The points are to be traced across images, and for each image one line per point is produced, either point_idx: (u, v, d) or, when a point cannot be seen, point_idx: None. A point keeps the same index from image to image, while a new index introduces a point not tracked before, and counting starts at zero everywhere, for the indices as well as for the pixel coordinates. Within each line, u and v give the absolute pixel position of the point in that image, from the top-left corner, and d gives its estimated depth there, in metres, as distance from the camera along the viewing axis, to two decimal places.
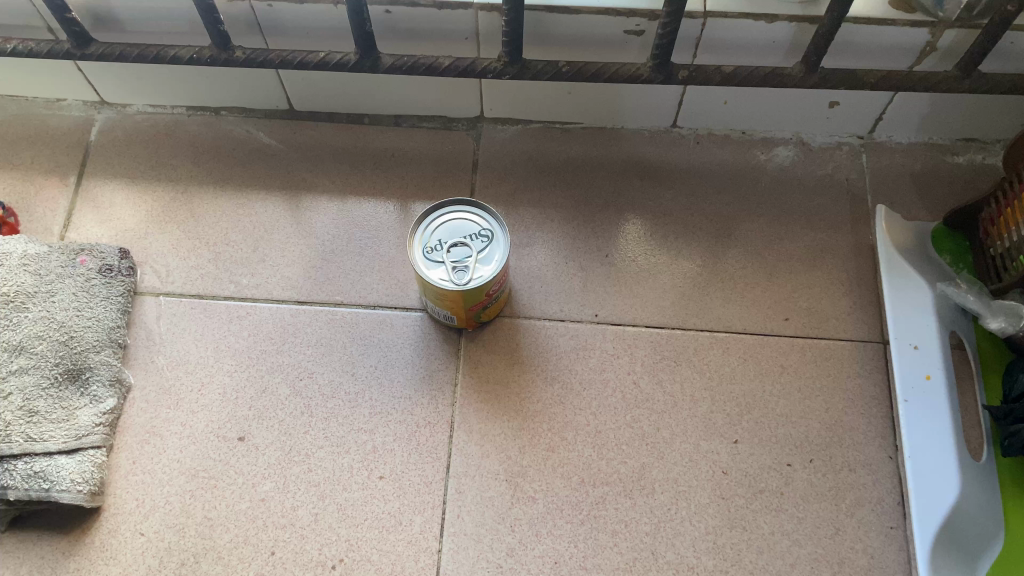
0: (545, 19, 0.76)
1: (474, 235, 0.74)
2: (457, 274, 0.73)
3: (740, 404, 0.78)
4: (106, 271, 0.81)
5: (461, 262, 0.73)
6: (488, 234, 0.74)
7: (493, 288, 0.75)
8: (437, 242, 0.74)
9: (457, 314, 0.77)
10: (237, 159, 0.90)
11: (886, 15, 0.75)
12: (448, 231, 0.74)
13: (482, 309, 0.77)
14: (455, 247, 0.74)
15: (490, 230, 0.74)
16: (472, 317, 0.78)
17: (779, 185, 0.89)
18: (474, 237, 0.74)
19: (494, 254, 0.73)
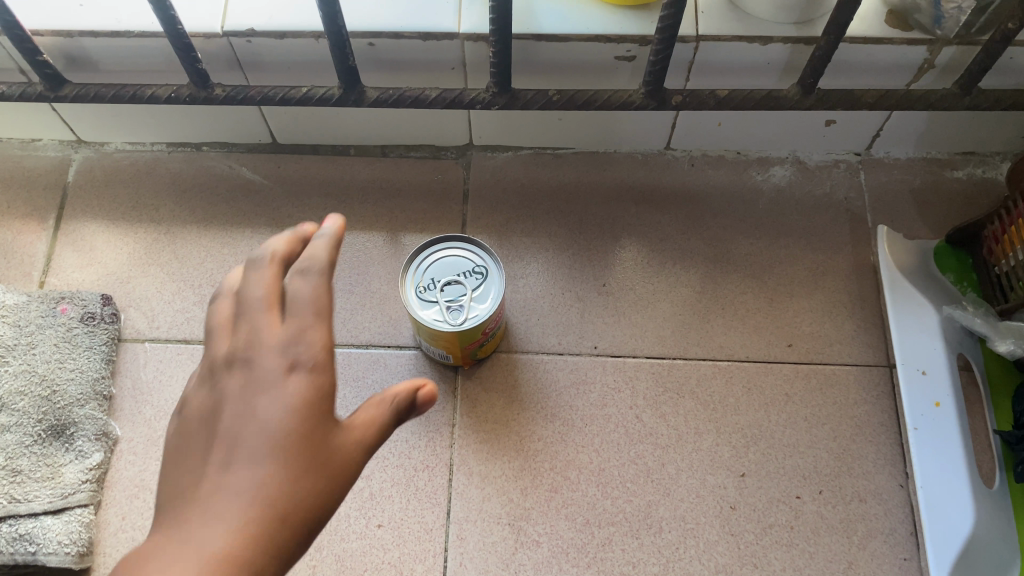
0: (533, 48, 0.74)
1: (468, 272, 0.72)
2: (452, 313, 0.71)
3: (745, 435, 0.76)
4: (88, 319, 0.78)
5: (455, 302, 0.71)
6: (483, 270, 0.72)
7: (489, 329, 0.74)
8: (431, 278, 0.71)
9: (454, 353, 0.75)
10: (220, 196, 0.87)
11: (884, 34, 0.72)
12: (439, 267, 0.72)
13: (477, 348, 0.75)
14: (448, 285, 0.71)
15: (484, 266, 0.72)
16: (469, 354, 0.76)
17: (777, 207, 0.87)
18: (468, 274, 0.72)
19: (489, 291, 0.71)
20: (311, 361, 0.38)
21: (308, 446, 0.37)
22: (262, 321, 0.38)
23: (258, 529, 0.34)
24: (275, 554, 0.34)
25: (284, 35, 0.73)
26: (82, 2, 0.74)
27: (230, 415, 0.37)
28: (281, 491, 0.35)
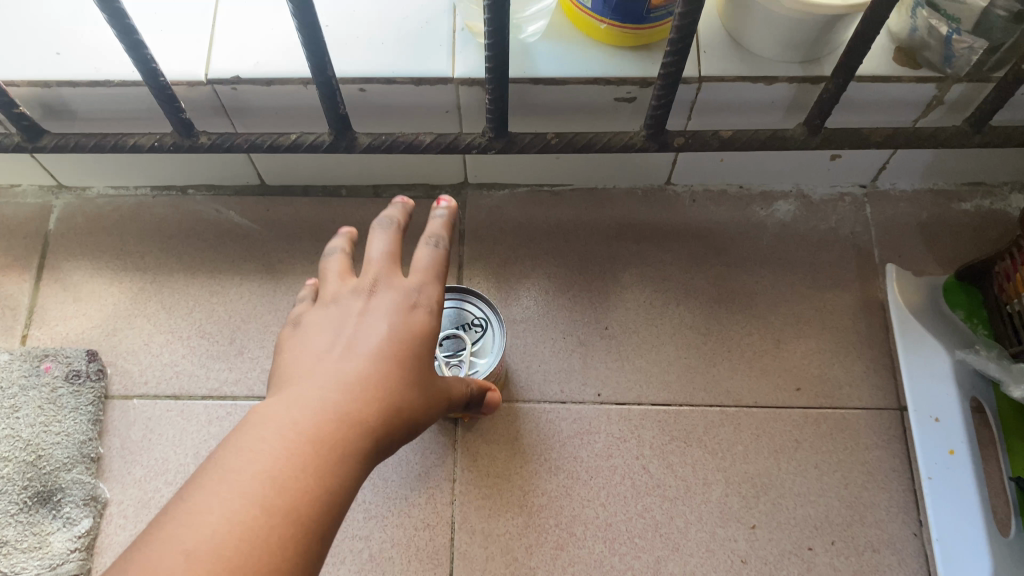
0: (530, 91, 0.72)
1: (468, 324, 0.70)
2: (451, 368, 0.68)
3: (755, 485, 0.74)
4: (73, 378, 0.76)
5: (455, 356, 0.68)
6: (483, 322, 0.70)
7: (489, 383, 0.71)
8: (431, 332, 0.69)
9: None
10: (208, 242, 0.84)
11: (893, 72, 0.70)
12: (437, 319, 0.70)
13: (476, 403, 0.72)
14: (447, 339, 0.69)
15: (485, 318, 0.70)
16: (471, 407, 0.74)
17: (782, 243, 0.84)
18: (467, 326, 0.70)
19: (490, 344, 0.69)
20: (430, 307, 0.54)
21: (415, 364, 0.50)
22: (398, 275, 0.55)
23: (359, 415, 0.45)
24: (377, 426, 0.46)
25: (270, 82, 0.70)
26: (58, 51, 0.70)
27: (348, 319, 0.52)
28: (391, 390, 0.47)
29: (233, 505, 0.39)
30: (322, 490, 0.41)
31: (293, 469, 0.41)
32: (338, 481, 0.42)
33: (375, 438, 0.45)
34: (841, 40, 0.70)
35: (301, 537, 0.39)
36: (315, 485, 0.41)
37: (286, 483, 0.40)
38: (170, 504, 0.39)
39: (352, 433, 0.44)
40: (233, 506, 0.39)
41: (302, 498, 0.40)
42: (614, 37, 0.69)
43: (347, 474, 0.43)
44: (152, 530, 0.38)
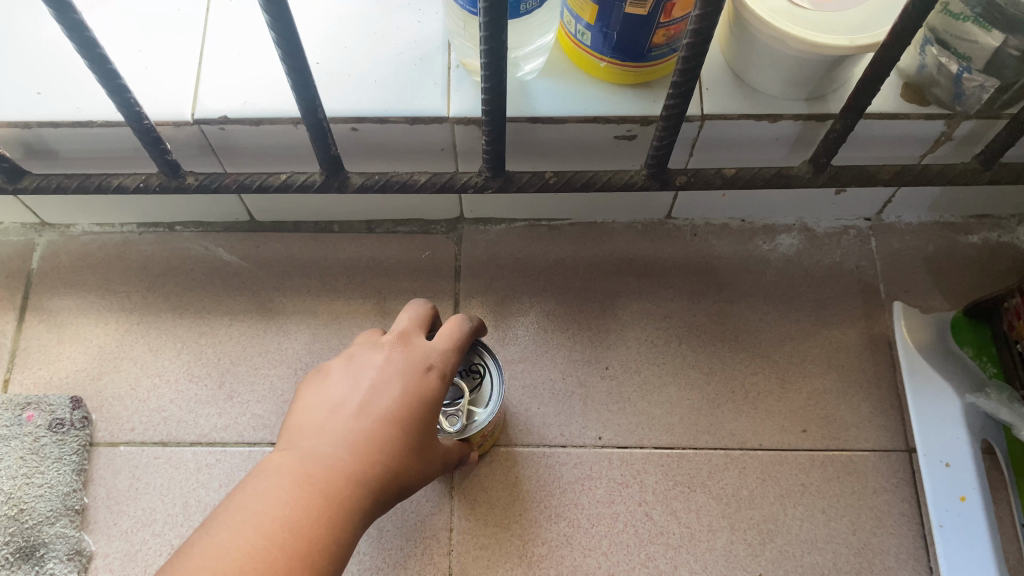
0: (528, 130, 0.69)
1: (464, 370, 0.66)
2: (451, 420, 0.64)
3: (761, 532, 0.72)
4: (56, 426, 0.73)
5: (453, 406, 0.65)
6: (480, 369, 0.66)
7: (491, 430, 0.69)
8: None
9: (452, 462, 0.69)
10: (197, 281, 0.82)
11: (900, 109, 0.68)
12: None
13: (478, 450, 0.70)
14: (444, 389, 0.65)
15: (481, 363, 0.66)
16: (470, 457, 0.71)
17: (786, 278, 0.82)
18: (464, 373, 0.66)
19: (488, 392, 0.66)
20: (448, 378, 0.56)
21: (421, 423, 0.53)
22: (419, 340, 0.58)
23: (362, 473, 0.49)
24: (377, 485, 0.50)
25: (259, 122, 0.67)
26: (38, 90, 0.68)
27: (364, 376, 0.54)
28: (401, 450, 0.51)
29: (240, 556, 0.44)
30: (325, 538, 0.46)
31: (297, 528, 0.46)
32: (339, 534, 0.47)
33: (378, 495, 0.50)
34: (857, 74, 0.68)
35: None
36: (315, 543, 0.46)
37: (298, 527, 0.46)
38: (203, 530, 0.46)
39: (354, 491, 0.48)
40: (238, 561, 0.44)
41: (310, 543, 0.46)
42: (614, 75, 0.67)
43: (346, 530, 0.48)
44: (189, 547, 0.45)
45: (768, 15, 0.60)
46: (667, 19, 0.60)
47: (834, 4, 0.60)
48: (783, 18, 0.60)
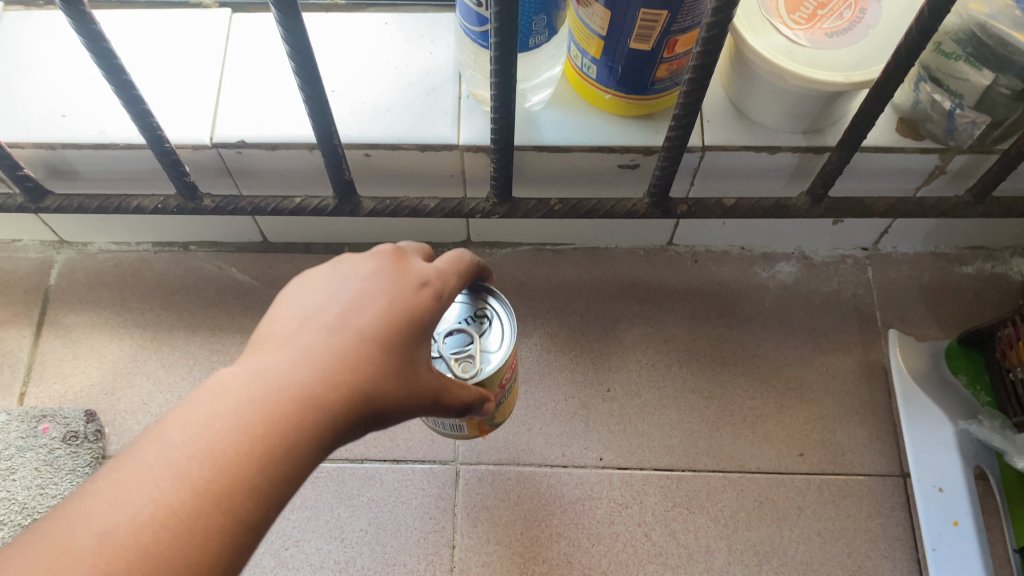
0: (534, 158, 0.72)
1: (468, 316, 0.55)
2: (460, 366, 0.53)
3: (758, 553, 0.74)
4: (71, 439, 0.74)
5: (463, 351, 0.53)
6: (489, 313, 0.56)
7: (503, 376, 0.57)
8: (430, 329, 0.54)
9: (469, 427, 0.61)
10: (209, 299, 0.84)
11: (895, 143, 0.70)
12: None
13: (497, 410, 0.62)
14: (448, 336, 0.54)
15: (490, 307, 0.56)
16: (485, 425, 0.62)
17: (785, 305, 0.84)
18: (468, 318, 0.55)
19: (500, 335, 0.55)
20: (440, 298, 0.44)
21: (404, 350, 0.41)
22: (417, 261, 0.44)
23: (318, 403, 0.37)
24: (336, 420, 0.38)
25: (276, 147, 0.70)
26: (63, 113, 0.71)
27: (342, 283, 0.41)
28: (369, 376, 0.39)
29: (145, 499, 0.33)
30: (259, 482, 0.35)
31: (222, 464, 0.35)
32: (279, 476, 0.36)
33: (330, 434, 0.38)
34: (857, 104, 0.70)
35: (227, 530, 0.34)
36: (247, 484, 0.35)
37: (224, 464, 0.35)
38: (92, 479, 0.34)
39: (306, 423, 0.37)
40: (134, 509, 0.33)
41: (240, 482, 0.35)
42: (619, 107, 0.70)
43: (290, 471, 0.37)
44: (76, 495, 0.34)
45: (769, 51, 0.63)
46: (670, 54, 0.63)
47: (831, 42, 0.63)
48: (782, 55, 0.62)
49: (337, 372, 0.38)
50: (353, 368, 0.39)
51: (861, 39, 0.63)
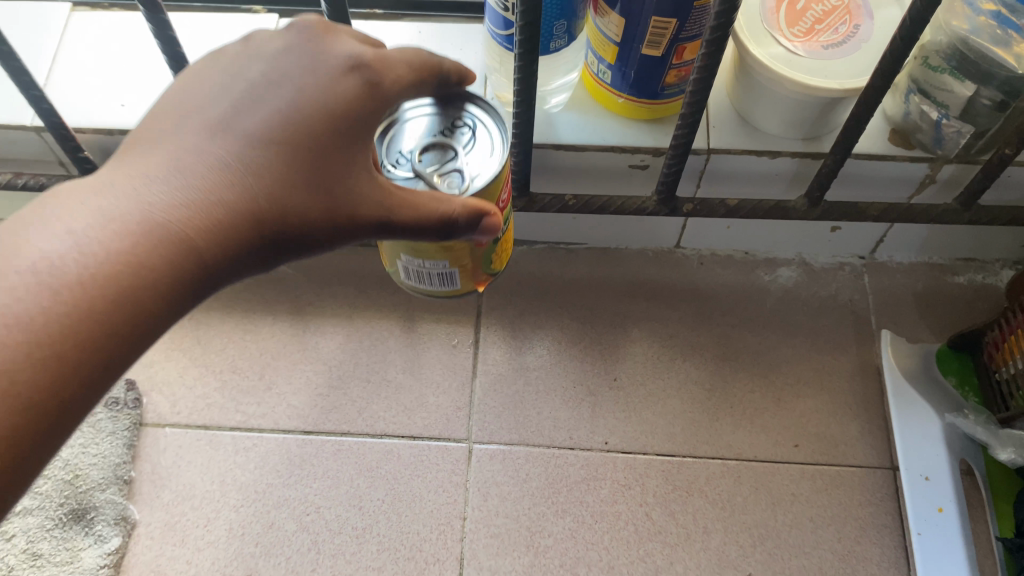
0: (552, 156, 0.78)
1: (449, 128, 0.50)
2: (446, 181, 0.48)
3: (752, 535, 0.78)
4: (112, 404, 0.81)
5: (446, 170, 0.48)
6: (472, 124, 0.50)
7: (502, 193, 0.51)
8: (403, 147, 0.48)
9: (463, 277, 0.56)
10: (245, 283, 0.90)
11: (886, 151, 0.76)
12: (400, 133, 0.49)
13: (489, 259, 0.56)
14: (426, 152, 0.49)
15: (473, 118, 0.50)
16: (482, 275, 0.57)
17: (784, 307, 0.89)
18: (449, 131, 0.49)
19: (488, 143, 0.49)
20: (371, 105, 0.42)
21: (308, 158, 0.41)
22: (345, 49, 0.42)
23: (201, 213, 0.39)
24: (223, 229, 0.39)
25: None
26: (122, 102, 0.77)
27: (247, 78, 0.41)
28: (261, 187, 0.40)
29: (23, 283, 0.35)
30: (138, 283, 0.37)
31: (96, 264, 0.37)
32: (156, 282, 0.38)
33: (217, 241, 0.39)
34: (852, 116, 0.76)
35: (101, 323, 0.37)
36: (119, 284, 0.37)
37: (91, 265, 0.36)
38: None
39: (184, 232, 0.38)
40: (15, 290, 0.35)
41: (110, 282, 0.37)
42: (631, 111, 0.75)
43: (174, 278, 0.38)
44: None
45: (769, 60, 0.68)
46: (678, 61, 0.69)
47: (827, 54, 0.68)
48: (781, 62, 0.68)
49: (225, 169, 0.39)
50: (245, 163, 0.40)
51: (854, 52, 0.68)
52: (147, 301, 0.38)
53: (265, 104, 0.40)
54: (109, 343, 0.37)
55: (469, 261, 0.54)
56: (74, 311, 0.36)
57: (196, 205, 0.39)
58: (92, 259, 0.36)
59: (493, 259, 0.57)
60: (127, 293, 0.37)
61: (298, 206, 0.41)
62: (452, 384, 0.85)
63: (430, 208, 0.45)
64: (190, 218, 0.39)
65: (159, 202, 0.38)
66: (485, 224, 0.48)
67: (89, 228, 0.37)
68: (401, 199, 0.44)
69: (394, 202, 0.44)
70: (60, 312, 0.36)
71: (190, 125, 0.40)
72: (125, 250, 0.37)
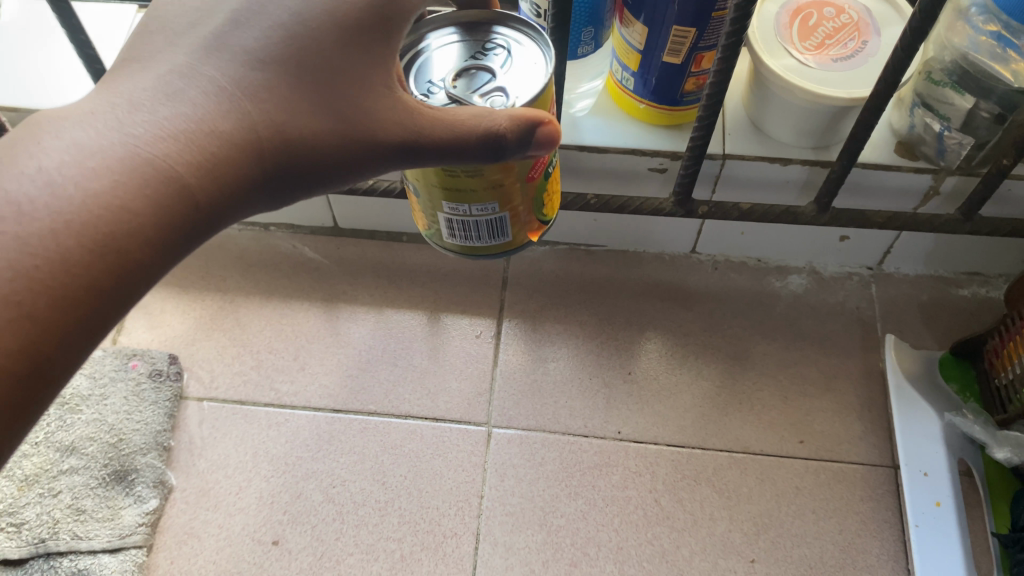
0: (576, 157, 0.83)
1: (482, 53, 0.53)
2: (488, 97, 0.50)
3: (757, 524, 0.81)
4: (155, 376, 0.86)
5: (489, 90, 0.50)
6: (502, 47, 0.53)
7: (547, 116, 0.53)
8: (441, 77, 0.52)
9: (519, 227, 0.58)
10: (284, 272, 0.96)
11: (892, 161, 0.80)
12: (441, 67, 0.52)
13: (539, 201, 0.58)
14: (463, 78, 0.52)
15: (501, 43, 0.53)
16: (535, 218, 0.59)
17: (793, 312, 0.93)
18: (482, 56, 0.52)
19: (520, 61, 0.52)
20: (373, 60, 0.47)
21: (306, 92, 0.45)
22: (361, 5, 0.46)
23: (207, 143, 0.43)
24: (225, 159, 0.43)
25: None
26: None
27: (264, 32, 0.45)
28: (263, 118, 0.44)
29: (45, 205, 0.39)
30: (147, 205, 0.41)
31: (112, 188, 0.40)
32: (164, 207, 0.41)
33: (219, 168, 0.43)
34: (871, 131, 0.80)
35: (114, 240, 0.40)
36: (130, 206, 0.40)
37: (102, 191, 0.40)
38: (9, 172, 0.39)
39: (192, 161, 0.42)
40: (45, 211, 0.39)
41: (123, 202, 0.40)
42: (651, 116, 0.81)
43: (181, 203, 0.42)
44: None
45: (782, 70, 0.73)
46: (696, 69, 0.73)
47: (836, 65, 0.73)
48: (793, 73, 0.73)
49: (221, 93, 0.44)
50: (241, 86, 0.44)
51: (861, 64, 0.73)
52: (140, 226, 0.40)
53: (264, 20, 0.45)
54: (103, 271, 0.40)
55: (518, 202, 0.56)
56: (71, 231, 0.39)
57: (191, 130, 0.43)
58: (89, 180, 0.40)
59: (540, 206, 0.59)
60: (121, 213, 0.40)
61: (302, 129, 0.45)
62: (474, 371, 0.89)
63: (471, 123, 0.46)
64: (186, 146, 0.42)
65: (158, 126, 0.42)
66: (542, 136, 0.47)
67: (93, 149, 0.40)
68: (428, 116, 0.47)
69: (420, 123, 0.47)
70: (56, 232, 0.39)
71: (195, 46, 0.45)
72: (122, 172, 0.40)
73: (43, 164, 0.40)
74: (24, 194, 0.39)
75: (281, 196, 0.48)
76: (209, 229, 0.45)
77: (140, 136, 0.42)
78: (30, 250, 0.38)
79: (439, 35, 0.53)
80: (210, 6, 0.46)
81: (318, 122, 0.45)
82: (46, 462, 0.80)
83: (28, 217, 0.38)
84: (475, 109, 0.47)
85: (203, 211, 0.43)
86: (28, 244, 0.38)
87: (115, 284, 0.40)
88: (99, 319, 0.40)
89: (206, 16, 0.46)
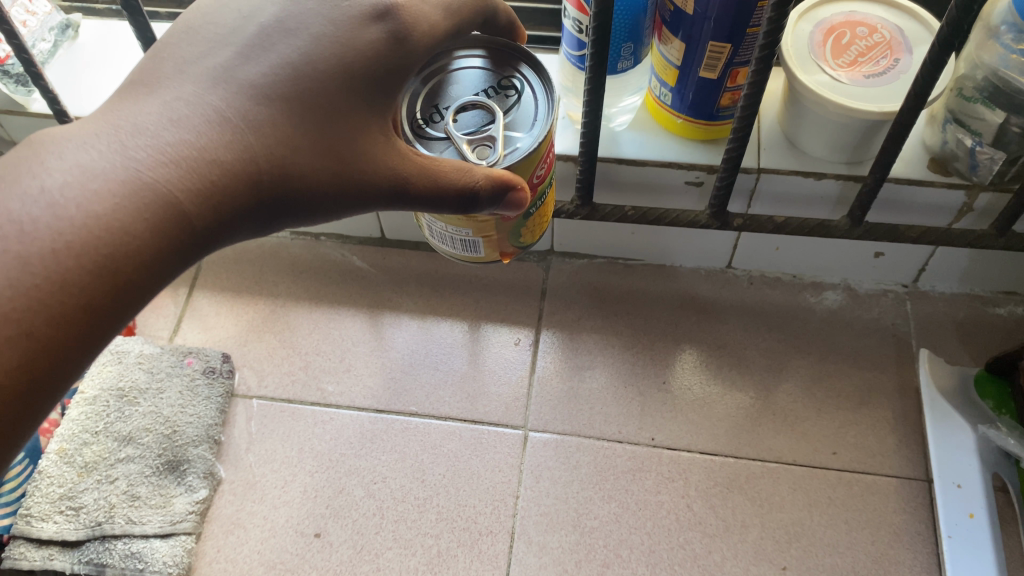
0: (615, 169, 0.87)
1: (494, 93, 0.55)
2: (474, 143, 0.53)
3: (788, 532, 0.82)
4: (209, 372, 0.90)
5: (482, 133, 0.53)
6: (516, 93, 0.55)
7: (535, 168, 0.56)
8: (446, 102, 0.55)
9: (491, 249, 0.64)
10: (332, 279, 1.00)
11: (925, 177, 0.82)
12: (455, 91, 0.55)
13: (517, 233, 0.63)
14: (463, 111, 0.55)
15: (518, 88, 0.56)
16: (509, 246, 0.65)
17: (827, 327, 0.95)
18: (491, 96, 0.55)
19: (523, 119, 0.55)
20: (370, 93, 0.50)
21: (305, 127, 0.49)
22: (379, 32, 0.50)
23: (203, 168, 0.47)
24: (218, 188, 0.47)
25: None
26: None
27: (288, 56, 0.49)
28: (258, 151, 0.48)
29: (48, 225, 0.43)
30: (140, 227, 0.45)
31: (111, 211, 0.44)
32: (154, 229, 0.45)
33: (215, 192, 0.47)
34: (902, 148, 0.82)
35: (104, 259, 0.44)
36: (122, 229, 0.44)
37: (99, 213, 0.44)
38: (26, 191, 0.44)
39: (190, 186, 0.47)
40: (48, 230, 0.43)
41: (117, 225, 0.44)
42: (688, 130, 0.83)
43: (172, 224, 0.46)
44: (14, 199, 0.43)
45: (816, 84, 0.75)
46: (732, 84, 0.75)
47: (868, 82, 0.76)
48: (825, 88, 0.75)
49: (224, 122, 0.48)
50: (246, 119, 0.48)
51: (892, 81, 0.75)
52: (138, 248, 0.45)
53: (273, 56, 0.49)
54: (97, 290, 0.44)
55: (495, 233, 0.61)
56: (72, 252, 0.44)
57: (191, 157, 0.47)
58: (91, 203, 0.44)
59: (517, 237, 0.64)
60: (122, 236, 0.45)
61: (299, 166, 0.49)
62: (512, 376, 0.92)
63: (455, 177, 0.51)
64: (186, 172, 0.46)
65: (160, 151, 0.46)
66: (512, 199, 0.53)
67: (95, 172, 0.44)
68: (415, 163, 0.51)
69: (408, 168, 0.51)
70: (57, 251, 0.43)
71: (257, 58, 0.49)
72: (122, 196, 0.45)
73: (46, 184, 0.44)
74: (27, 214, 0.43)
75: (273, 223, 0.51)
76: (205, 247, 0.49)
77: (142, 161, 0.46)
78: (32, 270, 0.43)
79: (469, 60, 0.57)
80: (258, 27, 0.49)
81: (314, 159, 0.49)
82: (105, 450, 0.85)
83: (29, 237, 0.43)
84: (459, 161, 0.52)
85: (198, 234, 0.48)
86: (30, 265, 0.43)
87: (112, 301, 0.45)
88: (98, 330, 0.45)
89: (221, 45, 0.49)
